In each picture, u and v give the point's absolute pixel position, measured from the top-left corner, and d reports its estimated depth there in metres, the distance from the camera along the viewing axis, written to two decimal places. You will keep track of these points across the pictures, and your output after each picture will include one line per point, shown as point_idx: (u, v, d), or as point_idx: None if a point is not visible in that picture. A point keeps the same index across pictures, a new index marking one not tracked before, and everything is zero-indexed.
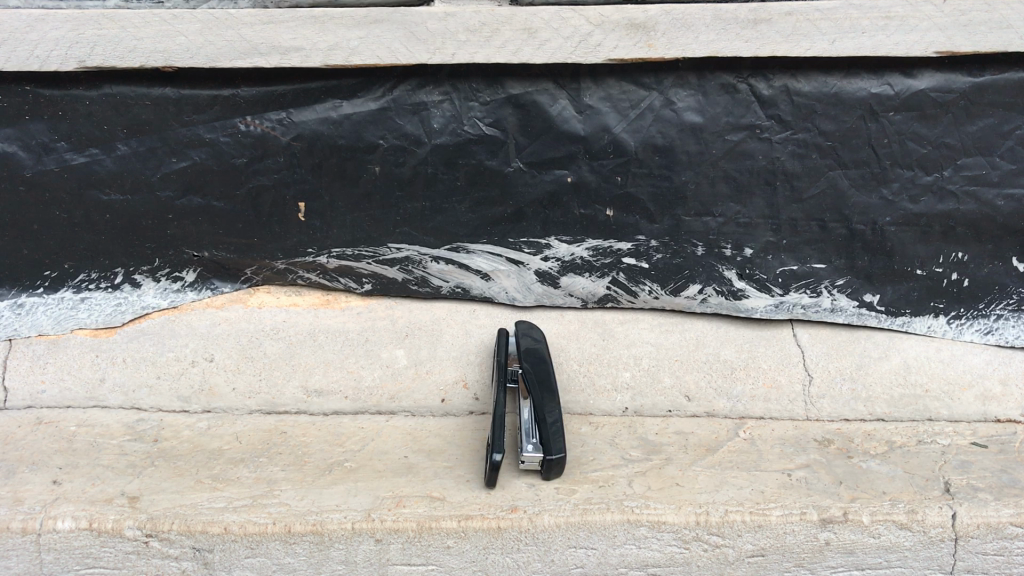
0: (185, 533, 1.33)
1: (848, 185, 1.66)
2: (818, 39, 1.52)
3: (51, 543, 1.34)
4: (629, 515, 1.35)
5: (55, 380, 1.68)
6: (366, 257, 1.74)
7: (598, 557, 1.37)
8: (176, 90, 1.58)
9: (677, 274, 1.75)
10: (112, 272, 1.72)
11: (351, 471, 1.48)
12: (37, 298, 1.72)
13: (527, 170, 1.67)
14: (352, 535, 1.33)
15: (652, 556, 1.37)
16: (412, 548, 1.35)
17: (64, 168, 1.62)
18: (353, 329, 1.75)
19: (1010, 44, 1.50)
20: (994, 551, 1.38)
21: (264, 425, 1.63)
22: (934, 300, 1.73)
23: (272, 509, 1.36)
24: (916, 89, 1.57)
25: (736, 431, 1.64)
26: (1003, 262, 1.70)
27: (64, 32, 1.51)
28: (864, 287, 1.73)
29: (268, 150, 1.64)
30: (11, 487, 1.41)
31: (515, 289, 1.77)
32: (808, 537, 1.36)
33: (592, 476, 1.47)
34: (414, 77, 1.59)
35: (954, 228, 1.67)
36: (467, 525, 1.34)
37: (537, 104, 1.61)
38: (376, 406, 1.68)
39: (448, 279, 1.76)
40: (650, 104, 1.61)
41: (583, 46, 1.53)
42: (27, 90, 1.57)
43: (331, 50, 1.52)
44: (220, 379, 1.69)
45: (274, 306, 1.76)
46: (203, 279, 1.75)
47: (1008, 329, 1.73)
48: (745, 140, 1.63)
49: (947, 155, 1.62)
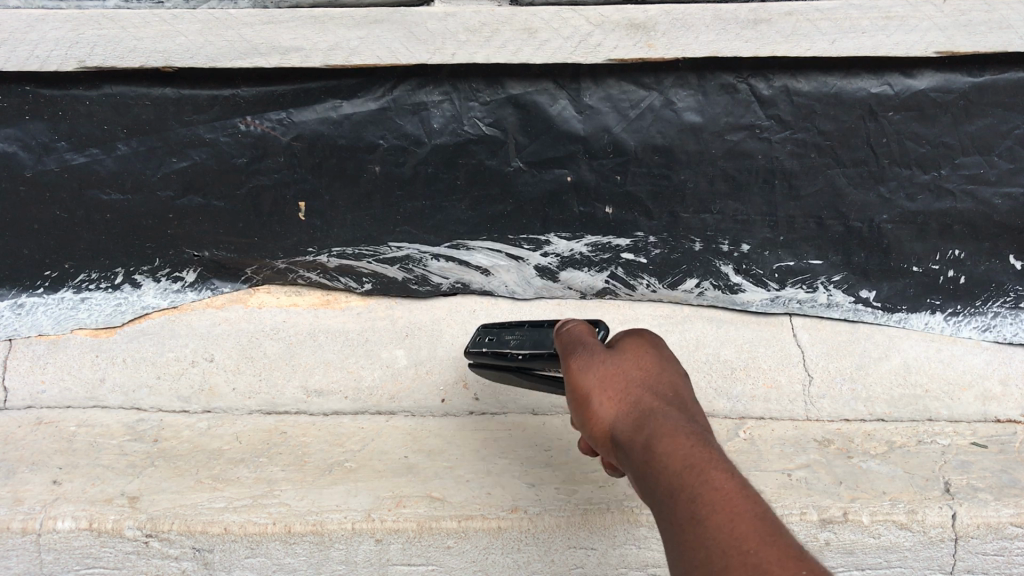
0: (185, 533, 1.36)
1: (846, 184, 1.66)
2: (818, 39, 1.50)
3: (51, 543, 1.37)
4: (629, 516, 1.39)
5: (55, 380, 1.67)
6: (366, 256, 1.75)
7: (598, 556, 1.42)
8: (176, 90, 1.58)
9: (676, 269, 1.78)
10: (112, 273, 1.73)
11: (351, 471, 1.48)
12: (37, 298, 1.72)
13: (527, 170, 1.67)
14: (352, 535, 1.37)
15: (652, 556, 1.43)
16: (412, 548, 1.39)
17: (65, 168, 1.62)
18: (353, 329, 1.75)
19: (1011, 44, 1.49)
20: (994, 551, 1.40)
21: (264, 425, 1.62)
22: (931, 296, 1.75)
23: (272, 509, 1.39)
24: (915, 88, 1.57)
25: (736, 431, 1.61)
26: (1000, 260, 1.71)
27: (65, 32, 1.49)
28: (860, 283, 1.75)
29: (268, 150, 1.64)
30: (11, 487, 1.42)
31: (515, 283, 1.78)
32: (808, 536, 1.38)
33: (592, 476, 1.47)
34: (414, 77, 1.59)
35: (951, 227, 1.68)
36: (467, 525, 1.38)
37: (537, 104, 1.61)
38: (376, 405, 1.66)
39: (448, 276, 1.78)
40: (650, 104, 1.61)
41: (583, 46, 1.51)
42: (27, 89, 1.57)
43: (331, 50, 1.51)
44: (220, 379, 1.68)
45: (274, 306, 1.77)
46: (203, 279, 1.76)
47: (1006, 326, 1.74)
48: (744, 140, 1.63)
49: (946, 154, 1.62)
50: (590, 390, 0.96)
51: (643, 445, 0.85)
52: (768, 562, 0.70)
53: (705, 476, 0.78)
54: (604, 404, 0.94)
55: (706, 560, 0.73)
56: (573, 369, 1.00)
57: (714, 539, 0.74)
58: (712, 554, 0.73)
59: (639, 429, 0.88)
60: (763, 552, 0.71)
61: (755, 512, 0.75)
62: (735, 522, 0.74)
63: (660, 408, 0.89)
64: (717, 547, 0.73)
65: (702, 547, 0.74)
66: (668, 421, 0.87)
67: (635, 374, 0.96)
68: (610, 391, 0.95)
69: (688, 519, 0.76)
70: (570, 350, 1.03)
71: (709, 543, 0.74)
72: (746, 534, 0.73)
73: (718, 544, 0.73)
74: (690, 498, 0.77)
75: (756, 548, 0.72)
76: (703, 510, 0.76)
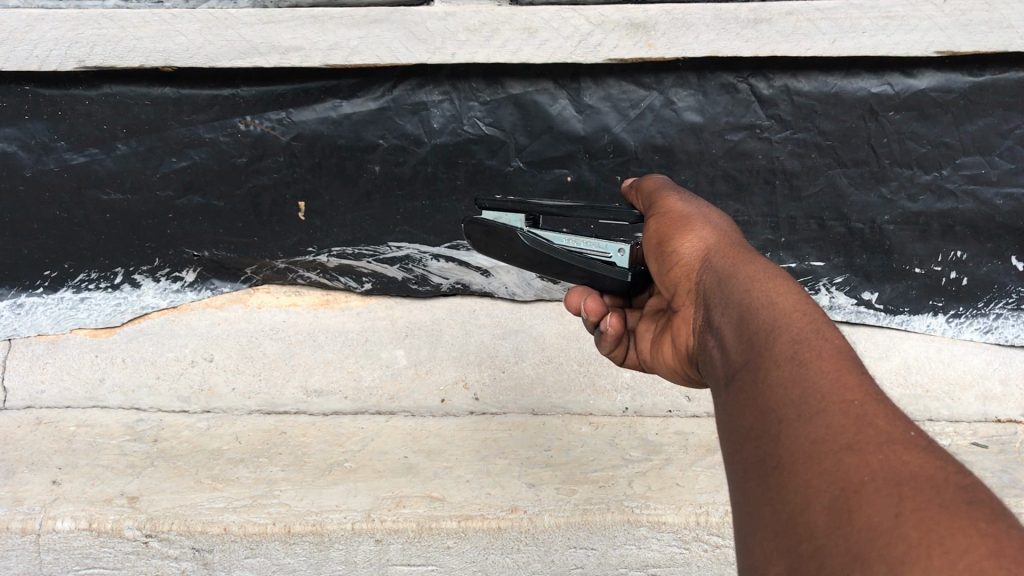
0: (185, 533, 1.37)
1: (847, 184, 1.66)
2: (818, 40, 1.50)
3: (50, 543, 1.37)
4: (629, 516, 1.39)
5: (55, 380, 1.68)
6: (366, 255, 1.73)
7: (598, 557, 1.42)
8: (175, 90, 1.58)
9: None
10: (112, 272, 1.71)
11: (351, 471, 1.48)
12: (36, 298, 1.71)
13: (527, 170, 1.67)
14: (352, 535, 1.37)
15: (652, 556, 1.43)
16: (412, 548, 1.39)
17: (64, 168, 1.62)
18: (352, 329, 1.73)
19: (1012, 44, 1.48)
20: None
21: (264, 425, 1.62)
22: (933, 298, 1.73)
23: (272, 509, 1.39)
24: (915, 88, 1.57)
25: None
26: (1002, 261, 1.70)
27: (64, 31, 1.49)
28: (863, 285, 1.74)
29: (268, 150, 1.64)
30: (11, 487, 1.42)
31: (515, 284, 1.75)
32: None
33: (592, 476, 1.47)
34: (414, 77, 1.59)
35: (953, 227, 1.68)
36: (467, 525, 1.37)
37: (537, 104, 1.61)
38: (376, 406, 1.67)
39: (448, 276, 1.75)
40: (650, 103, 1.61)
41: (583, 46, 1.51)
42: (26, 89, 1.57)
43: (331, 50, 1.51)
44: (220, 379, 1.68)
45: (274, 306, 1.74)
46: (203, 279, 1.74)
47: (1008, 328, 1.73)
48: (745, 140, 1.63)
49: (947, 154, 1.62)
50: (692, 226, 0.95)
51: (746, 278, 0.82)
52: (871, 415, 0.62)
53: (812, 324, 0.72)
54: (704, 242, 0.93)
55: (800, 400, 0.65)
56: (678, 206, 1.00)
57: (813, 381, 0.66)
58: (808, 395, 0.65)
59: (742, 266, 0.85)
60: (867, 406, 0.63)
61: (862, 372, 0.67)
62: (841, 371, 0.66)
63: (764, 258, 0.86)
64: (815, 390, 0.65)
65: (798, 386, 0.66)
66: (774, 268, 0.83)
67: (738, 238, 0.94)
68: (715, 236, 0.93)
69: (782, 356, 0.70)
70: (673, 194, 1.04)
71: (806, 383, 0.66)
72: (852, 386, 0.65)
73: (816, 387, 0.65)
74: (790, 340, 0.71)
75: (860, 400, 0.63)
76: (805, 354, 0.69)
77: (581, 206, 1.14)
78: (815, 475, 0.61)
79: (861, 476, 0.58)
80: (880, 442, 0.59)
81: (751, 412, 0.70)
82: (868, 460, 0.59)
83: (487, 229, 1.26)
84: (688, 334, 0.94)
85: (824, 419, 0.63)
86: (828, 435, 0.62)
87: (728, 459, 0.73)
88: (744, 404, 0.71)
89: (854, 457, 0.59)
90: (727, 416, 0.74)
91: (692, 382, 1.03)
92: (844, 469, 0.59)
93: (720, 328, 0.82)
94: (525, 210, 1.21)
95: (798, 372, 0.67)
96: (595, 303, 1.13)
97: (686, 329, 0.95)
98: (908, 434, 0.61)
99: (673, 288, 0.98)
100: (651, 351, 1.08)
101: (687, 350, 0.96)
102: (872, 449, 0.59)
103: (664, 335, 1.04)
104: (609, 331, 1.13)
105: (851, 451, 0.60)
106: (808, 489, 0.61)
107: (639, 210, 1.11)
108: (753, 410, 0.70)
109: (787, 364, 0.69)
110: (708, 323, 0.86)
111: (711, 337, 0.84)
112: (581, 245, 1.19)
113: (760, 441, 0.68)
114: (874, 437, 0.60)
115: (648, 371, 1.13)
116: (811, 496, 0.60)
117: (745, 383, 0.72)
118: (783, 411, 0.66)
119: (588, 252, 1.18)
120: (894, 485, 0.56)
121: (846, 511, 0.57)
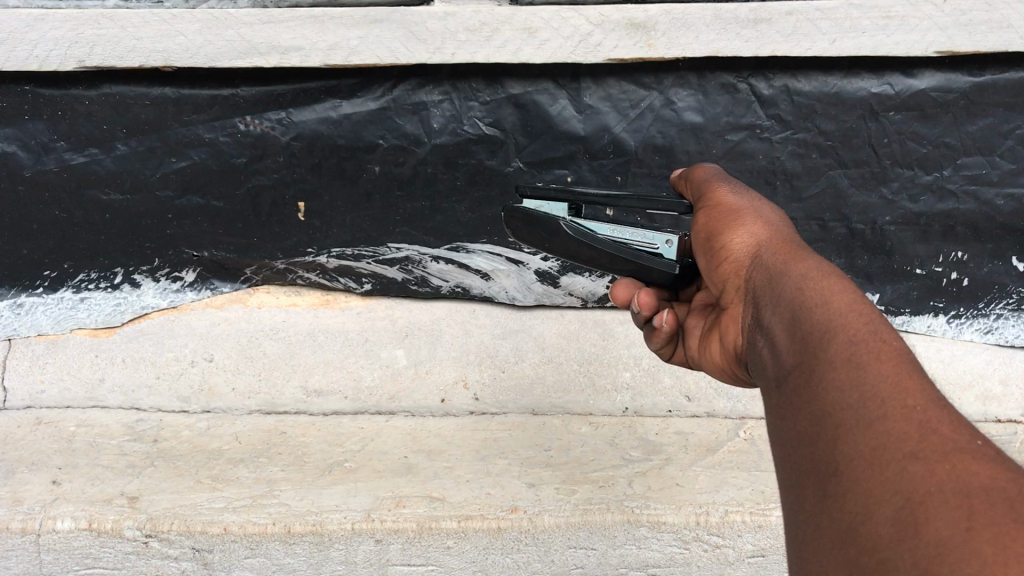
0: (185, 533, 1.37)
1: (848, 185, 1.66)
2: (818, 40, 1.50)
3: (51, 543, 1.38)
4: (629, 516, 1.39)
5: (55, 380, 1.68)
6: (365, 256, 1.73)
7: (598, 557, 1.42)
8: (175, 90, 1.58)
9: None
10: (112, 272, 1.71)
11: (350, 471, 1.48)
12: (37, 298, 1.71)
13: (527, 170, 1.67)
14: (352, 535, 1.37)
15: (652, 556, 1.43)
16: (412, 548, 1.39)
17: (64, 168, 1.62)
18: (352, 329, 1.73)
19: (1012, 44, 1.48)
20: None
21: (264, 425, 1.62)
22: (934, 299, 1.73)
23: (272, 509, 1.39)
24: (915, 88, 1.57)
25: (736, 431, 1.62)
26: (1002, 261, 1.70)
27: (64, 31, 1.49)
28: (864, 286, 1.74)
29: (268, 150, 1.63)
30: (11, 488, 1.42)
31: (515, 289, 1.75)
32: None
33: (592, 476, 1.47)
34: (414, 77, 1.59)
35: (954, 228, 1.68)
36: (467, 525, 1.37)
37: (537, 104, 1.61)
38: (376, 406, 1.67)
39: (448, 279, 1.75)
40: (650, 104, 1.61)
41: (583, 46, 1.51)
42: (26, 89, 1.56)
43: (331, 50, 1.51)
44: (220, 379, 1.68)
45: (274, 306, 1.75)
46: (203, 279, 1.74)
47: (1009, 329, 1.74)
48: (745, 140, 1.63)
49: (947, 155, 1.62)
50: (741, 222, 0.96)
51: (797, 277, 0.82)
52: (935, 422, 0.61)
53: (869, 325, 0.72)
54: (754, 237, 0.93)
55: (859, 404, 0.65)
56: (728, 200, 1.00)
57: (873, 384, 0.65)
58: (867, 398, 0.65)
59: (792, 263, 0.85)
60: (931, 412, 0.62)
61: (923, 377, 0.66)
62: (901, 375, 0.65)
63: (816, 256, 0.86)
64: (873, 393, 0.65)
65: (857, 389, 0.66)
66: (826, 265, 0.83)
67: (789, 233, 0.94)
68: (764, 232, 0.94)
69: (838, 357, 0.69)
70: (723, 186, 1.04)
71: (865, 387, 0.65)
72: (913, 391, 0.64)
73: (877, 391, 0.65)
74: (846, 341, 0.70)
75: (923, 405, 0.62)
76: (863, 357, 0.68)
77: (628, 195, 1.16)
78: (876, 483, 0.60)
79: (928, 485, 0.57)
80: (947, 451, 0.58)
81: (806, 415, 0.70)
82: (935, 469, 0.57)
83: (527, 218, 1.24)
84: (736, 333, 0.95)
85: (888, 424, 0.62)
86: (890, 441, 0.61)
87: (780, 463, 0.72)
88: (801, 408, 0.71)
89: (919, 466, 0.58)
90: (781, 418, 0.73)
91: (738, 381, 1.03)
92: (909, 480, 0.58)
93: (772, 328, 0.82)
94: (569, 199, 1.22)
95: (861, 372, 0.67)
96: (648, 297, 1.13)
97: (734, 327, 0.95)
98: (975, 443, 0.60)
99: (722, 285, 0.98)
100: (699, 349, 1.08)
101: (736, 348, 0.96)
102: (937, 458, 0.58)
103: (711, 333, 1.04)
104: (664, 327, 1.12)
105: (915, 459, 0.59)
106: (870, 499, 0.60)
107: (688, 200, 1.12)
108: (808, 413, 0.70)
109: (847, 364, 0.68)
110: (758, 322, 0.87)
111: (761, 336, 0.85)
112: (627, 236, 1.20)
113: (817, 445, 0.67)
114: (939, 445, 0.59)
115: (694, 368, 1.13)
116: (872, 507, 0.59)
117: (800, 384, 0.72)
118: (841, 415, 0.66)
119: (633, 245, 1.19)
120: (963, 498, 0.55)
121: (912, 522, 0.56)
